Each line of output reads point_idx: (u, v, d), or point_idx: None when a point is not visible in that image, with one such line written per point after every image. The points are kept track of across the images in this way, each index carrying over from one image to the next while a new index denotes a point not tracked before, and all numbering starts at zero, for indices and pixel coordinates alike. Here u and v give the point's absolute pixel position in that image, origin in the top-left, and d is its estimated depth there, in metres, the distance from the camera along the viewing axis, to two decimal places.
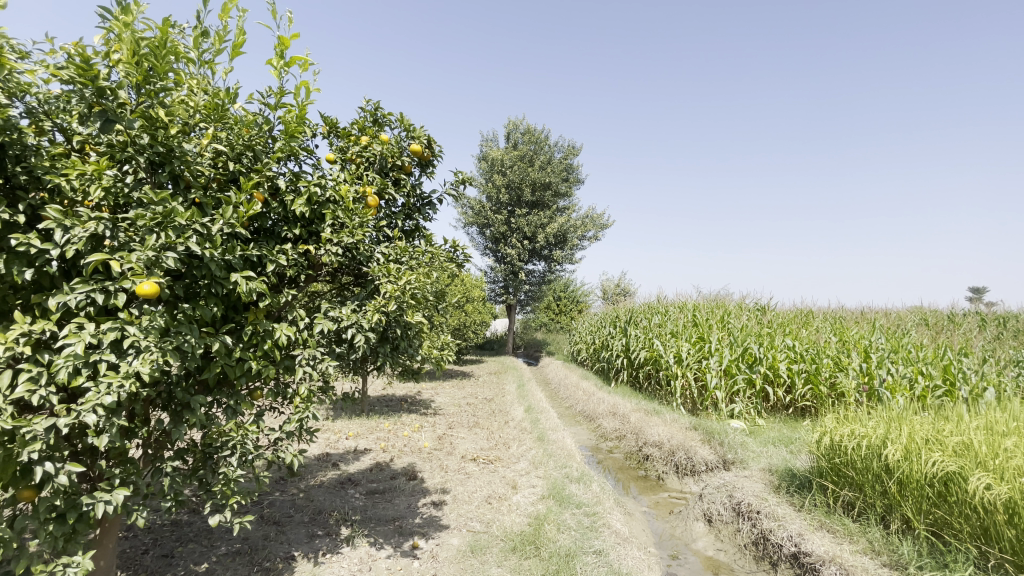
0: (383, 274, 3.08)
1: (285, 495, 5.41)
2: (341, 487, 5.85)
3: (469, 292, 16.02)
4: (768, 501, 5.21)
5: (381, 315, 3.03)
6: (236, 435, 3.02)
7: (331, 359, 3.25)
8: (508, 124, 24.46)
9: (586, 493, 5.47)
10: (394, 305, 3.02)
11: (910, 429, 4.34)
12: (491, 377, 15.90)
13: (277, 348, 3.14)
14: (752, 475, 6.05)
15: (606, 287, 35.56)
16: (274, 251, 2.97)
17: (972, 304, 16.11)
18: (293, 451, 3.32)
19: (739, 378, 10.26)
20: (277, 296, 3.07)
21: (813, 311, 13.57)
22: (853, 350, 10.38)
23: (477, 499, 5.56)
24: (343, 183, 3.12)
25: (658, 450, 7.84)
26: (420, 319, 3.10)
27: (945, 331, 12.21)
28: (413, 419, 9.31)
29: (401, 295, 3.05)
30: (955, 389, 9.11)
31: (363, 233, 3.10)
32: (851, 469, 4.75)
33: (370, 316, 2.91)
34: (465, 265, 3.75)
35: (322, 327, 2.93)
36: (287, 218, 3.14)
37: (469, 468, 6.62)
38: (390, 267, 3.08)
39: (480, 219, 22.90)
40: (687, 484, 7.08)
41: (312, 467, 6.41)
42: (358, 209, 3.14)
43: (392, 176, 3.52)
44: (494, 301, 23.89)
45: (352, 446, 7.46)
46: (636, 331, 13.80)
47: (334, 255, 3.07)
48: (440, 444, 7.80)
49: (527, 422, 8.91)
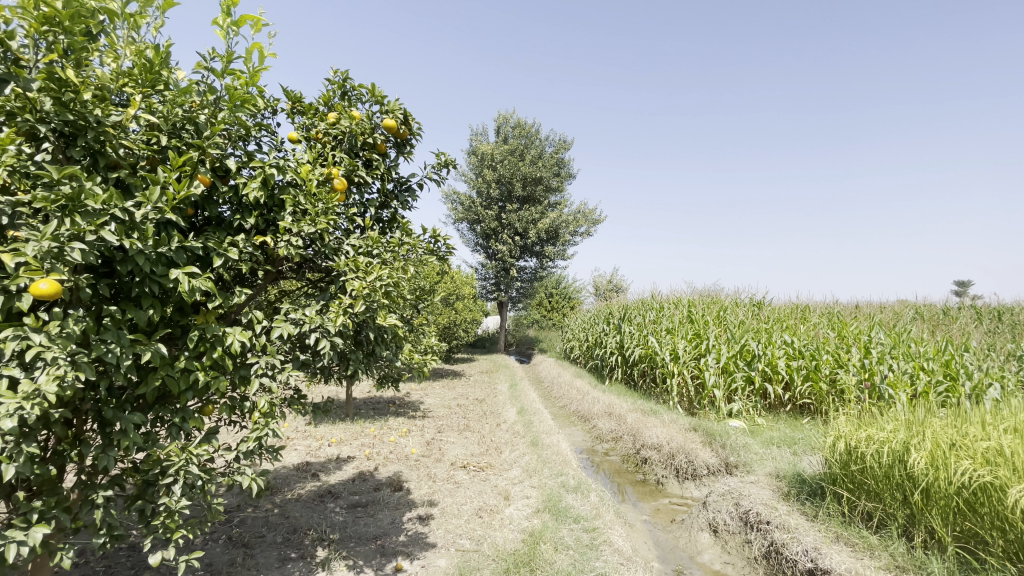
0: (350, 269, 2.63)
1: (257, 511, 4.97)
2: (320, 501, 5.41)
3: (459, 289, 15.57)
4: (778, 510, 4.86)
5: (347, 318, 2.59)
6: (180, 458, 2.59)
7: (293, 368, 2.82)
8: (498, 118, 23.96)
9: (584, 505, 5.09)
10: (363, 305, 2.56)
11: (933, 432, 4.01)
12: (483, 376, 15.50)
13: (229, 356, 2.73)
14: (759, 481, 5.70)
15: (598, 282, 35.27)
16: (223, 243, 2.58)
17: (966, 297, 15.99)
18: (251, 475, 2.88)
19: (738, 376, 9.94)
20: (228, 296, 2.67)
21: (810, 305, 13.31)
22: (853, 345, 10.10)
23: (467, 512, 5.16)
24: (304, 164, 2.70)
25: (657, 453, 7.48)
26: (396, 322, 2.65)
27: (943, 325, 11.98)
28: (400, 422, 8.88)
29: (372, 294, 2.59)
30: (958, 384, 8.87)
31: (327, 221, 2.68)
32: (868, 477, 4.42)
33: (334, 318, 2.46)
34: (449, 258, 3.31)
35: (279, 332, 2.52)
36: (240, 206, 2.74)
37: (458, 477, 6.21)
38: (359, 261, 2.62)
39: (470, 214, 22.41)
40: (689, 489, 6.73)
41: (289, 478, 5.97)
42: (322, 193, 2.72)
43: (363, 156, 3.09)
44: (486, 299, 23.44)
45: (334, 454, 7.03)
46: (630, 328, 13.46)
47: (295, 247, 2.65)
48: (428, 450, 7.39)
49: (520, 425, 8.51)
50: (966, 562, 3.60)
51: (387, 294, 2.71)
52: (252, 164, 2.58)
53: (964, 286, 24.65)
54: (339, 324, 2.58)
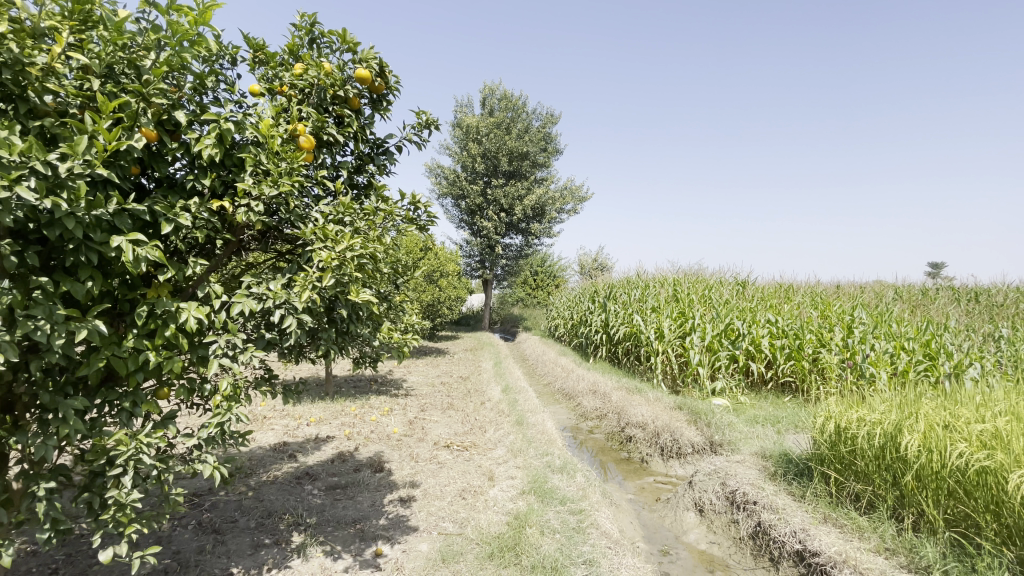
0: (319, 237, 2.32)
1: (230, 495, 4.76)
2: (297, 483, 5.21)
3: (443, 266, 15.24)
4: (765, 490, 4.84)
5: (314, 293, 2.30)
6: (131, 447, 2.34)
7: (256, 348, 2.55)
8: (484, 89, 23.18)
9: (570, 485, 4.99)
10: (332, 279, 2.27)
11: (926, 415, 3.97)
12: (467, 354, 15.34)
13: (184, 334, 2.47)
14: (745, 460, 5.67)
15: (584, 261, 35.20)
16: (173, 208, 2.30)
17: (941, 278, 16.28)
18: (213, 463, 2.64)
19: (722, 354, 9.91)
20: (181, 267, 2.40)
21: (794, 286, 13.32)
22: (836, 325, 10.12)
23: (450, 493, 5.01)
24: (263, 117, 2.38)
25: (641, 432, 7.42)
26: (373, 299, 2.36)
27: (921, 305, 12.14)
28: (382, 401, 8.69)
29: (343, 266, 2.29)
30: (937, 364, 8.97)
31: (291, 183, 2.38)
32: (858, 458, 4.37)
33: (302, 294, 2.19)
34: (430, 228, 3.04)
35: (239, 308, 2.26)
36: (195, 166, 2.45)
37: (442, 457, 6.05)
38: (330, 228, 2.31)
39: (455, 189, 21.87)
40: (673, 468, 6.68)
41: (265, 460, 5.75)
42: (286, 153, 2.43)
43: (334, 112, 2.75)
44: (470, 276, 23.12)
45: (314, 434, 6.81)
46: (615, 306, 13.37)
47: (256, 214, 2.37)
48: (410, 429, 7.22)
49: (504, 404, 8.38)
50: (959, 546, 3.56)
51: (361, 267, 2.43)
52: (204, 117, 2.29)
53: (938, 267, 25.23)
54: (307, 301, 2.31)
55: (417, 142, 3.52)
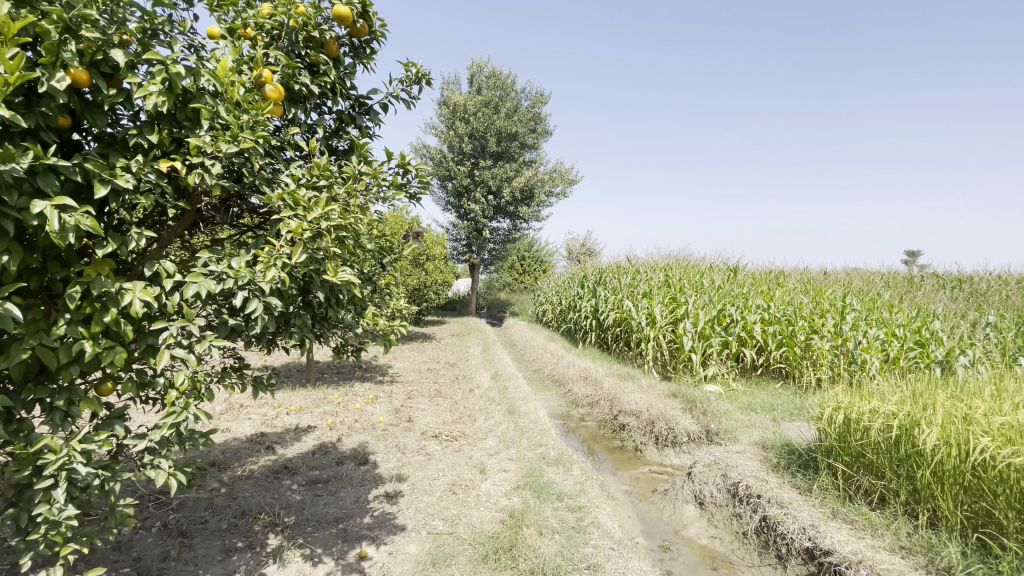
0: (289, 204, 1.91)
1: (200, 493, 4.42)
2: (274, 478, 4.87)
3: (430, 249, 14.78)
4: (769, 483, 4.66)
5: (282, 273, 1.91)
6: (65, 454, 2.01)
7: (216, 337, 2.16)
8: (471, 66, 22.45)
9: (567, 480, 4.73)
10: (303, 255, 1.88)
11: (942, 407, 3.80)
12: (454, 339, 15.00)
13: (129, 320, 2.10)
14: (745, 451, 5.47)
15: (571, 245, 34.89)
16: (111, 167, 1.92)
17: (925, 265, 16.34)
18: (168, 469, 2.28)
19: (715, 341, 9.71)
20: (123, 239, 2.01)
21: (785, 271, 13.20)
22: (828, 311, 10.01)
23: (439, 488, 4.72)
24: (220, 58, 1.97)
25: (635, 420, 7.18)
26: (355, 280, 1.98)
27: (909, 292, 12.11)
28: (366, 388, 8.33)
29: (318, 240, 1.91)
30: (929, 351, 8.99)
31: (254, 138, 1.98)
32: (870, 451, 4.23)
33: (267, 274, 1.79)
34: (421, 198, 2.67)
35: (191, 289, 1.88)
36: (139, 118, 2.05)
37: (430, 448, 5.74)
38: (301, 194, 1.91)
39: (441, 170, 21.26)
40: (669, 457, 6.46)
41: (240, 452, 5.39)
42: (248, 102, 2.02)
43: (308, 59, 2.31)
44: (457, 261, 22.64)
45: (294, 424, 6.45)
46: (605, 291, 13.11)
47: (213, 177, 1.98)
48: (396, 418, 6.88)
49: (494, 391, 8.08)
50: (985, 547, 3.42)
51: (340, 241, 2.04)
52: (147, 55, 1.90)
53: (918, 254, 25.55)
54: (275, 282, 1.92)
55: (405, 100, 3.12)
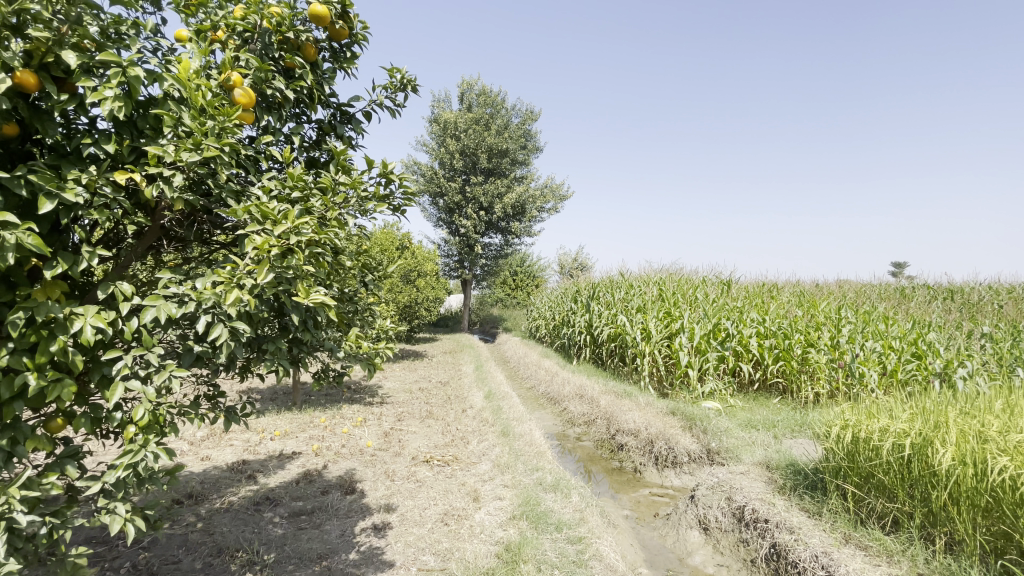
0: (257, 218, 1.72)
1: (174, 529, 4.13)
2: (255, 511, 4.58)
3: (421, 265, 14.59)
4: (776, 507, 4.46)
5: (245, 293, 1.69)
6: (4, 500, 1.75)
7: (178, 367, 1.94)
8: (462, 84, 22.57)
9: (566, 507, 4.50)
10: (269, 274, 1.67)
11: (954, 424, 3.70)
12: (446, 357, 14.73)
13: (81, 349, 1.88)
14: (749, 471, 5.27)
15: (563, 261, 34.83)
16: (59, 179, 1.72)
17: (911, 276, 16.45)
18: (124, 515, 2.02)
19: (712, 356, 9.53)
20: (74, 259, 1.80)
21: (779, 284, 13.16)
22: (823, 324, 9.92)
23: (431, 519, 4.46)
24: (183, 60, 1.79)
25: (633, 439, 6.94)
26: (329, 301, 1.77)
27: (902, 304, 12.10)
28: (355, 411, 8.04)
29: (288, 257, 1.70)
30: (926, 363, 8.92)
31: (221, 147, 1.78)
32: (881, 471, 4.11)
33: (227, 298, 1.59)
34: (406, 209, 2.50)
35: (148, 314, 1.68)
36: (95, 126, 1.86)
37: (420, 474, 5.48)
38: (270, 205, 1.71)
39: (432, 186, 21.20)
40: (669, 478, 6.23)
41: (219, 482, 5.10)
42: (214, 107, 1.83)
43: (282, 63, 2.12)
44: (449, 277, 22.43)
45: (278, 450, 6.16)
46: (598, 306, 12.97)
47: (174, 190, 1.79)
48: (386, 442, 6.61)
49: (487, 412, 7.83)
50: None
51: (313, 258, 1.84)
52: (102, 56, 1.72)
53: (904, 266, 25.85)
54: (241, 305, 1.72)
55: (389, 109, 2.97)
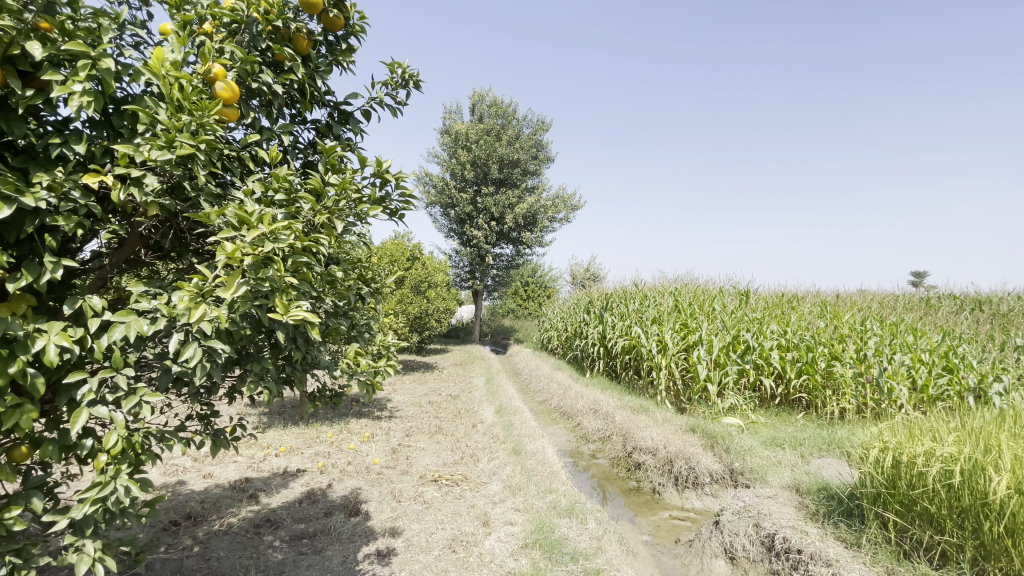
0: (232, 223, 1.52)
1: (170, 553, 3.93)
2: (255, 533, 4.37)
3: (431, 276, 14.43)
4: (810, 536, 4.12)
5: (213, 308, 1.48)
6: None
7: (151, 391, 1.75)
8: (473, 95, 22.60)
9: (581, 535, 4.22)
10: (241, 287, 1.46)
11: (1009, 449, 3.37)
12: (457, 369, 14.51)
13: (46, 370, 1.69)
14: (777, 495, 4.93)
15: (575, 271, 34.52)
16: (21, 183, 1.55)
17: (933, 286, 15.89)
18: (92, 553, 1.81)
19: (732, 369, 9.15)
20: (38, 271, 1.63)
21: (799, 294, 12.73)
22: (848, 336, 9.50)
23: (438, 544, 4.21)
24: (156, 49, 1.60)
25: (651, 458, 6.62)
26: (311, 318, 1.55)
27: (928, 314, 11.62)
28: (363, 425, 7.83)
29: (264, 268, 1.50)
30: (958, 377, 8.46)
31: (198, 146, 1.59)
32: (926, 500, 3.77)
33: (191, 316, 1.39)
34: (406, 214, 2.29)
35: (119, 332, 1.53)
36: (67, 126, 1.70)
37: (428, 495, 5.23)
38: (247, 209, 1.52)
39: (444, 197, 21.15)
40: (690, 500, 5.90)
41: (219, 502, 4.89)
42: (190, 101, 1.63)
43: (272, 56, 1.94)
44: (460, 287, 22.27)
45: (282, 467, 5.96)
46: (612, 317, 12.66)
47: (146, 194, 1.61)
48: (393, 460, 6.37)
49: (498, 428, 7.56)
50: None
51: (295, 268, 1.64)
52: (68, 45, 1.55)
53: (924, 275, 25.14)
54: (214, 323, 1.53)
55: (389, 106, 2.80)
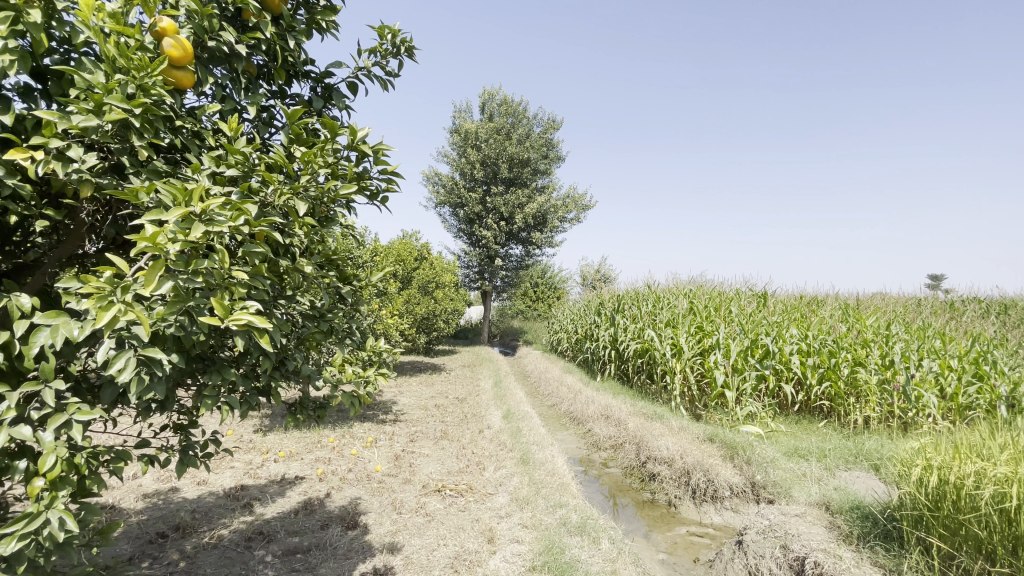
0: (166, 203, 1.30)
1: (154, 568, 3.69)
2: (246, 547, 4.11)
3: (439, 276, 14.16)
4: (844, 560, 3.75)
5: (133, 304, 1.22)
6: None
7: (84, 410, 1.50)
8: (483, 94, 22.34)
9: (593, 557, 3.90)
10: (163, 280, 1.22)
11: None
12: (465, 371, 14.23)
13: None
14: (806, 514, 4.56)
15: (585, 273, 34.23)
16: None
17: (954, 291, 15.31)
18: None
19: (750, 375, 8.72)
20: None
21: (818, 297, 12.24)
22: (872, 340, 9.03)
23: (438, 564, 3.91)
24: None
25: (666, 468, 6.27)
26: (257, 321, 1.30)
27: (955, 319, 11.08)
28: (366, 430, 7.56)
29: (199, 259, 1.26)
30: (991, 386, 7.98)
31: (133, 112, 1.33)
32: (976, 525, 3.38)
33: (99, 318, 1.14)
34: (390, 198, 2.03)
35: (50, 338, 1.30)
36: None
37: (430, 507, 4.94)
38: (183, 186, 1.29)
39: (453, 197, 20.88)
40: (708, 515, 5.55)
41: (211, 512, 4.64)
42: (130, 59, 1.37)
43: (237, 12, 1.67)
44: (469, 288, 21.99)
45: (279, 473, 5.70)
46: (624, 319, 12.29)
47: (77, 170, 1.36)
48: (395, 467, 6.10)
49: (505, 435, 7.24)
50: None
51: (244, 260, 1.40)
52: None
53: (941, 279, 24.37)
54: (140, 324, 1.28)
55: (380, 78, 2.53)
